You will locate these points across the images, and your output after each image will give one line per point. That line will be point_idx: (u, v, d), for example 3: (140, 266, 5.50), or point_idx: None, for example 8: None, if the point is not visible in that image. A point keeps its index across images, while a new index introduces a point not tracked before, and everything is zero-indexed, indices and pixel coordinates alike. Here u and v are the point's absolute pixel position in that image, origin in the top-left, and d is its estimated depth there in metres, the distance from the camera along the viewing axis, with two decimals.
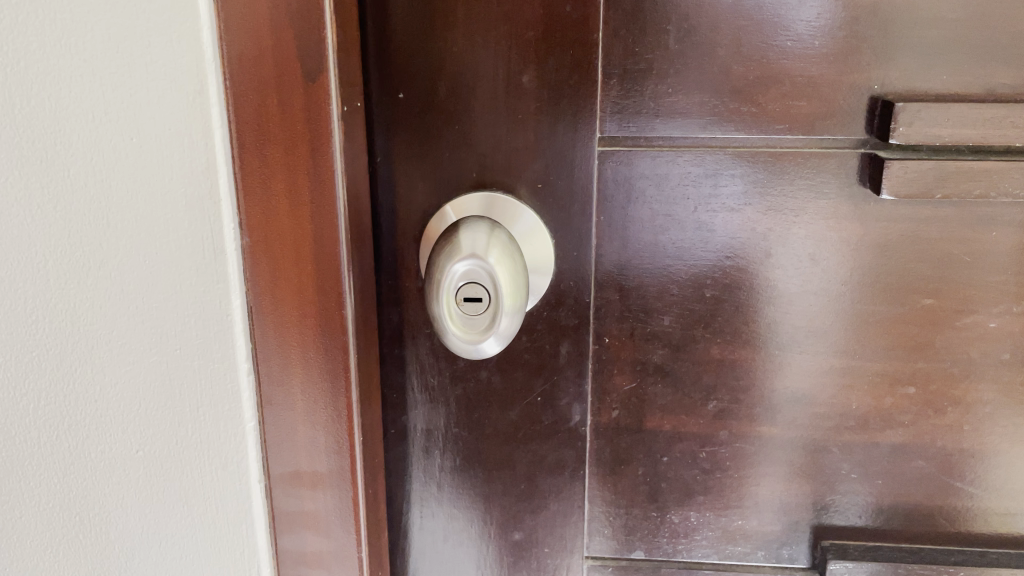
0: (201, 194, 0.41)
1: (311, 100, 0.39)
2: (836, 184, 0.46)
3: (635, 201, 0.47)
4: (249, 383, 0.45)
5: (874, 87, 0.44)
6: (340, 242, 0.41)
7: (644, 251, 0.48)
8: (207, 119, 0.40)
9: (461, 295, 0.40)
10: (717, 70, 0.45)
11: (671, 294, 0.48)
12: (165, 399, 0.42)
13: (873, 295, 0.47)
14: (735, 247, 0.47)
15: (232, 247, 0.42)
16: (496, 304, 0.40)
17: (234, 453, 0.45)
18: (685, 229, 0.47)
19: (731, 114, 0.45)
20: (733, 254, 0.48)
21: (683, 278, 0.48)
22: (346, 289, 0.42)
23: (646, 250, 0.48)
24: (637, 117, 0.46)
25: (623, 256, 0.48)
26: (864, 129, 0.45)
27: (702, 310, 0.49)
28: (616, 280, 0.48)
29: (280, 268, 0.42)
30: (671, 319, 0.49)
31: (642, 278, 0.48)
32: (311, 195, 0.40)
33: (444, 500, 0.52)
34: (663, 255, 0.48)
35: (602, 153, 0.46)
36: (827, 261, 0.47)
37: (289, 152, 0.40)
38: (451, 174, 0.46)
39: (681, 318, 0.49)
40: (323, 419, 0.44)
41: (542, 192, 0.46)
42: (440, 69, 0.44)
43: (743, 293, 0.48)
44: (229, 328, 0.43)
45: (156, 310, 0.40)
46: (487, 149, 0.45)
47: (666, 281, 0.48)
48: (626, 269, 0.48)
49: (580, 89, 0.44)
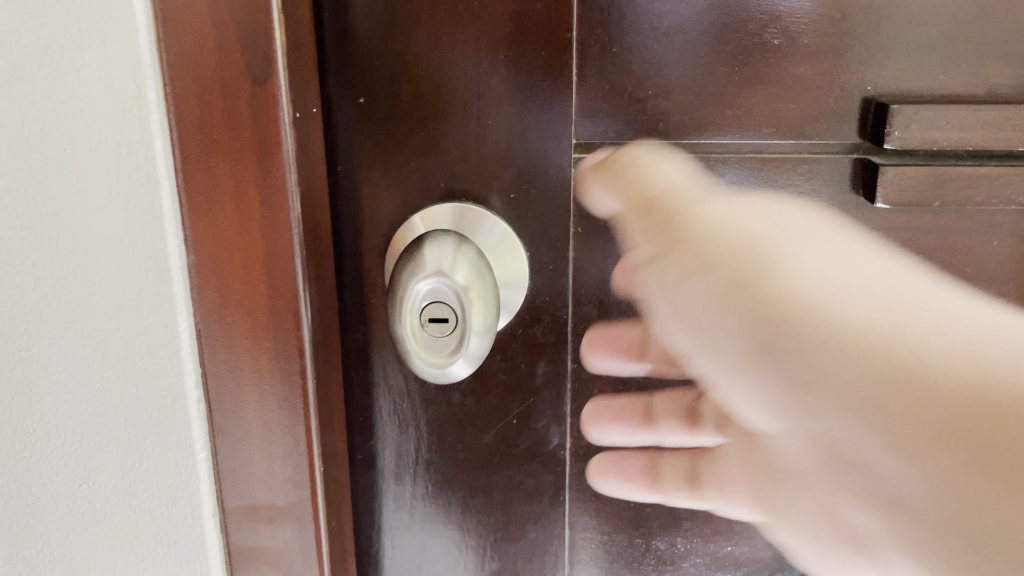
0: (142, 208, 0.36)
1: (259, 108, 0.36)
2: (829, 191, 0.43)
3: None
4: (200, 414, 0.40)
5: (868, 88, 0.42)
6: (295, 260, 0.38)
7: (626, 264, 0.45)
8: (146, 125, 0.35)
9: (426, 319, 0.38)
10: (700, 71, 0.42)
11: None
12: (108, 431, 0.39)
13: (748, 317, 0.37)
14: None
15: (178, 266, 0.37)
16: (467, 328, 0.38)
17: (184, 487, 0.40)
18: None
19: (715, 118, 0.43)
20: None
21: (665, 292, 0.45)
22: (302, 310, 0.39)
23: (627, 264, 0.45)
24: (615, 122, 0.43)
25: (603, 270, 0.45)
26: (856, 133, 0.43)
27: None
28: (596, 295, 0.46)
29: (230, 290, 0.38)
30: None
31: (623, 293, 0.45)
32: (260, 209, 0.37)
33: (416, 529, 0.49)
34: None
35: (579, 160, 0.43)
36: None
37: (236, 164, 0.37)
38: (417, 184, 0.43)
39: None
40: (281, 448, 0.41)
41: (514, 203, 0.43)
42: (403, 72, 0.41)
43: None
44: (176, 354, 0.38)
45: (96, 335, 0.38)
46: (456, 158, 0.43)
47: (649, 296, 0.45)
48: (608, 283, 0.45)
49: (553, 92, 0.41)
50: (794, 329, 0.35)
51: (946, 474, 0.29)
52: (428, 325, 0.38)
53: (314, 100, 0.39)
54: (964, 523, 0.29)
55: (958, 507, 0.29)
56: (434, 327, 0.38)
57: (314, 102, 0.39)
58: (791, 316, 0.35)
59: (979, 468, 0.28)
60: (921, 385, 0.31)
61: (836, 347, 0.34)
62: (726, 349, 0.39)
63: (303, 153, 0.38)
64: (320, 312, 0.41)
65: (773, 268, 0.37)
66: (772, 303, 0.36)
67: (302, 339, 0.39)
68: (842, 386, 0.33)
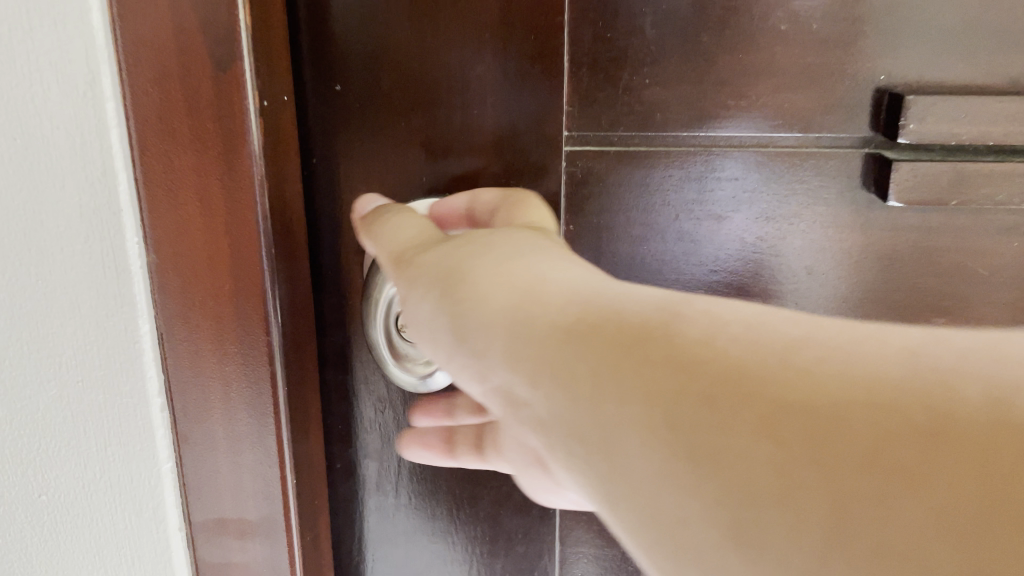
0: (98, 204, 0.33)
1: (222, 96, 0.33)
2: (838, 188, 0.41)
3: (610, 209, 0.41)
4: (164, 421, 0.38)
5: (880, 77, 0.39)
6: (263, 260, 0.35)
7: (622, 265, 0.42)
8: (101, 115, 0.33)
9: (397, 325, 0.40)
10: (699, 59, 0.39)
11: None
12: (66, 444, 0.36)
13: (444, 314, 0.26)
14: (723, 260, 0.42)
15: (138, 265, 0.35)
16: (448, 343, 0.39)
17: (149, 499, 0.38)
18: (666, 241, 0.42)
19: (717, 109, 0.40)
20: (719, 271, 0.42)
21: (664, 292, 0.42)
22: (270, 313, 0.36)
23: (623, 265, 0.42)
24: (610, 113, 0.40)
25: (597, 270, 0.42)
26: (869, 126, 0.40)
27: None
28: None
29: (194, 291, 0.36)
30: None
31: None
32: (225, 205, 0.35)
33: (399, 541, 0.46)
34: (642, 269, 0.42)
35: (571, 153, 0.41)
36: (827, 276, 0.42)
37: (199, 156, 0.34)
38: (398, 178, 0.40)
39: None
40: (249, 460, 0.38)
41: None
42: (382, 58, 0.38)
43: None
44: (138, 359, 0.36)
45: (52, 340, 0.34)
46: (439, 150, 0.40)
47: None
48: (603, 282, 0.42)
49: (542, 80, 0.39)
50: (454, 305, 0.24)
51: (597, 416, 0.19)
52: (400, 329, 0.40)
53: (285, 89, 0.37)
54: (618, 480, 0.18)
55: (612, 443, 0.19)
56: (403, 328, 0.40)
57: (286, 91, 0.37)
58: (458, 295, 0.24)
59: (649, 417, 0.18)
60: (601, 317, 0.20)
61: (499, 300, 0.23)
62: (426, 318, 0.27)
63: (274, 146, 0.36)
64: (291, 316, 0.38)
65: (461, 265, 0.25)
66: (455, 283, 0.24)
67: (270, 344, 0.37)
68: (509, 346, 0.22)
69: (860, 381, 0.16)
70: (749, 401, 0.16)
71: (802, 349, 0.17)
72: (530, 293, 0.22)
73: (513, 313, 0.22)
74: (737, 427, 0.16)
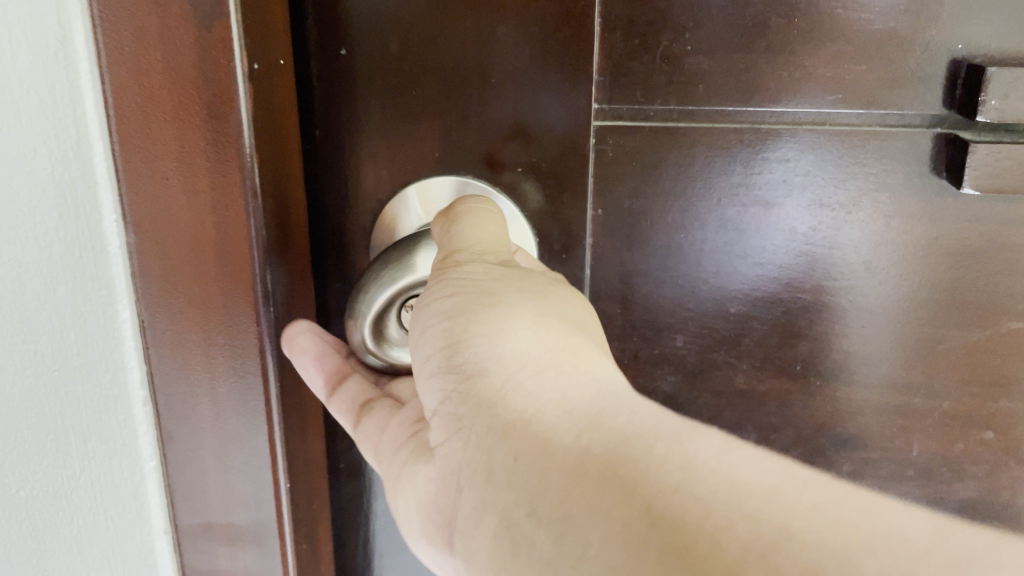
0: (73, 176, 0.30)
1: (207, 57, 0.29)
2: (903, 173, 0.36)
3: (642, 193, 0.37)
4: (146, 415, 0.35)
5: (958, 47, 0.34)
6: (251, 244, 0.32)
7: (654, 255, 0.38)
8: (75, 78, 0.29)
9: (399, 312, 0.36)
10: (749, 23, 0.35)
11: (686, 307, 0.39)
12: (49, 445, 0.32)
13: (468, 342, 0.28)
14: (766, 252, 0.38)
15: (116, 246, 0.32)
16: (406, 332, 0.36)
17: (133, 499, 0.35)
18: (705, 231, 0.38)
19: (766, 83, 0.35)
20: (762, 266, 0.38)
21: (700, 287, 0.39)
22: (260, 300, 0.33)
23: (653, 256, 0.38)
24: (645, 85, 0.36)
25: (627, 260, 0.38)
26: (942, 104, 0.35)
27: (724, 330, 0.39)
28: (619, 291, 0.39)
29: (178, 274, 0.32)
30: (685, 339, 0.39)
31: (651, 288, 0.39)
32: (209, 181, 0.31)
33: (406, 549, 0.43)
34: (676, 261, 0.38)
35: (601, 129, 0.36)
36: (885, 274, 0.37)
37: (180, 124, 0.30)
38: (408, 155, 0.37)
39: (698, 337, 0.39)
40: (239, 461, 0.35)
41: (522, 178, 0.37)
42: (389, 20, 0.34)
43: (776, 309, 0.39)
44: (117, 348, 0.33)
45: (30, 328, 0.30)
46: (453, 123, 0.36)
47: (680, 291, 0.39)
48: (631, 275, 0.39)
49: (569, 46, 0.35)
50: (473, 328, 0.28)
51: (565, 498, 0.22)
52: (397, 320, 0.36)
53: (280, 52, 0.33)
54: (565, 559, 0.21)
55: (571, 524, 0.21)
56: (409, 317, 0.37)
57: (282, 54, 0.33)
58: (482, 310, 0.29)
59: (623, 522, 0.20)
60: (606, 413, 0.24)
61: (517, 330, 0.28)
62: (429, 336, 0.30)
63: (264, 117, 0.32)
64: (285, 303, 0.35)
65: (491, 291, 0.30)
66: (482, 307, 0.29)
67: (259, 335, 0.33)
68: (505, 378, 0.27)
69: (805, 535, 0.18)
70: (714, 535, 0.18)
71: (782, 498, 0.19)
72: (546, 337, 0.28)
73: (527, 346, 0.27)
74: (696, 556, 0.18)
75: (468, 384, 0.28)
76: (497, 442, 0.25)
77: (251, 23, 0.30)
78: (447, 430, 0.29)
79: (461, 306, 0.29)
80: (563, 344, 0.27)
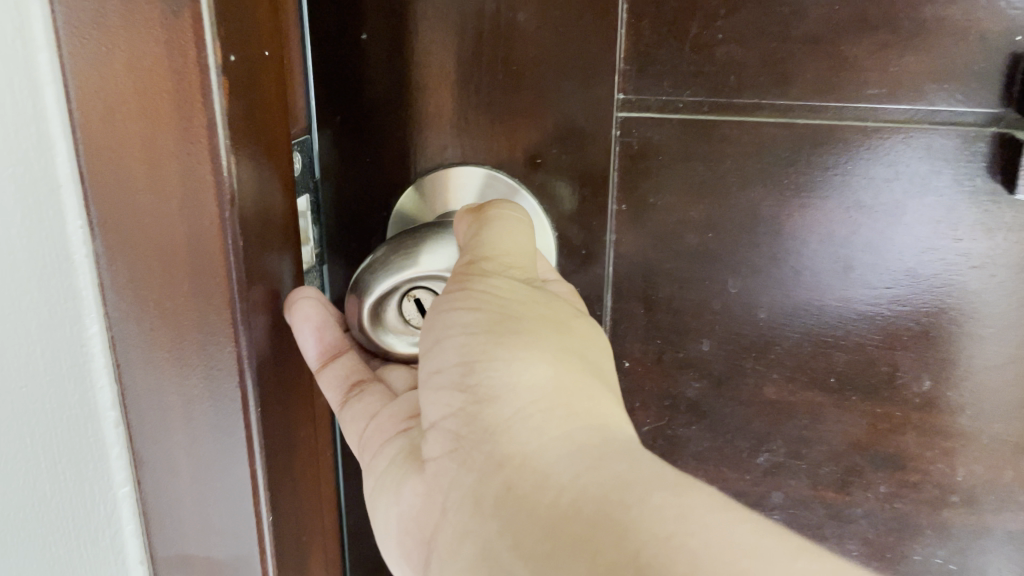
0: (35, 180, 0.27)
1: (173, 43, 0.26)
2: (951, 174, 0.33)
3: (667, 189, 0.35)
4: (118, 437, 0.32)
5: (1018, 38, 0.30)
6: (229, 259, 0.28)
7: (679, 255, 0.36)
8: (32, 69, 0.26)
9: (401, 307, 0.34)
10: (785, 11, 0.32)
11: (713, 311, 0.37)
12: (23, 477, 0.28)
13: (485, 366, 0.27)
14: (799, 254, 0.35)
15: (82, 256, 0.29)
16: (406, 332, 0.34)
17: (106, 527, 0.33)
18: (732, 230, 0.35)
19: (803, 76, 0.33)
20: (796, 270, 0.35)
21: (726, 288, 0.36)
22: (237, 321, 0.29)
23: (678, 255, 0.36)
24: (675, 72, 0.33)
25: (652, 259, 0.37)
26: (998, 101, 0.31)
27: (752, 336, 0.37)
28: (642, 290, 0.37)
29: (150, 288, 0.29)
30: (712, 344, 0.37)
31: (677, 289, 0.37)
32: (184, 189, 0.27)
33: None
34: (700, 260, 0.36)
35: (626, 122, 0.34)
36: (929, 285, 0.34)
37: (149, 122, 0.27)
38: (425, 143, 0.35)
39: (724, 342, 0.37)
40: (216, 493, 0.32)
41: (544, 170, 0.35)
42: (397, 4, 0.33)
43: (809, 317, 0.36)
44: (87, 367, 0.30)
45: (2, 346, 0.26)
46: (472, 111, 0.35)
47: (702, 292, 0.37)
48: (655, 272, 0.37)
49: (592, 34, 0.33)
50: (497, 352, 0.27)
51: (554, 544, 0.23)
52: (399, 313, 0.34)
53: (265, 44, 0.29)
54: None
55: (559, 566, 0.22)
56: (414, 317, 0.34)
57: (269, 47, 0.29)
58: (503, 335, 0.28)
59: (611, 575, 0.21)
60: (604, 453, 0.25)
61: (540, 368, 0.27)
62: (446, 349, 0.28)
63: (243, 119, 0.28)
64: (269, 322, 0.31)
65: (518, 316, 0.28)
66: (508, 331, 0.28)
67: (239, 357, 0.30)
68: (518, 413, 0.26)
69: None
70: None
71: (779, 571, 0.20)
72: (566, 378, 0.27)
73: (546, 385, 0.27)
74: None
75: (476, 406, 0.27)
76: (492, 473, 0.26)
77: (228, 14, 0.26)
78: (445, 445, 0.28)
79: (484, 324, 0.28)
80: (578, 381, 0.27)
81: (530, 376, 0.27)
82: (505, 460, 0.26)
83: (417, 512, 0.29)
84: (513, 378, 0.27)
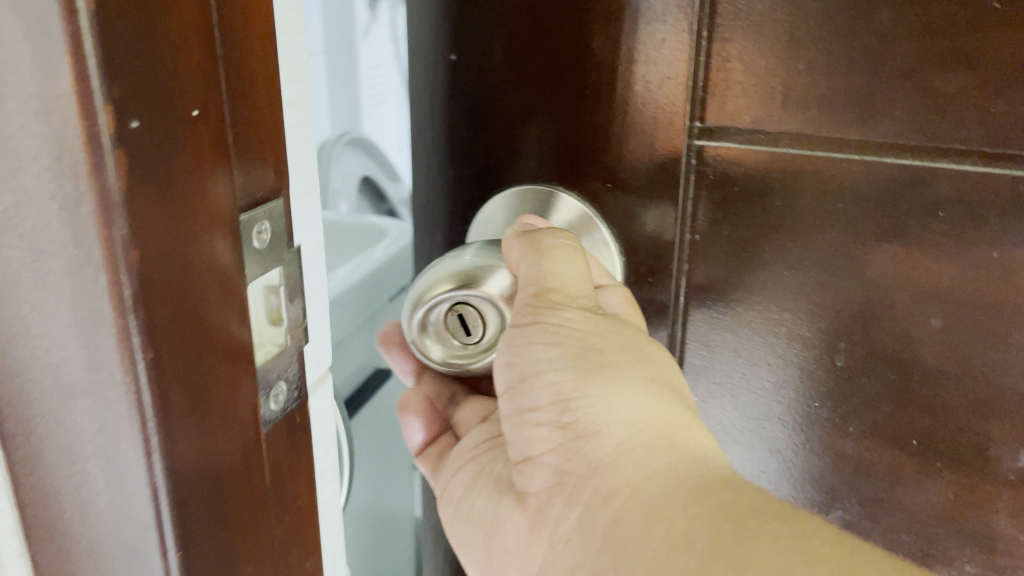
0: None
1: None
2: None
3: (744, 223, 0.34)
4: None
5: None
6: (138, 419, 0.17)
7: (752, 293, 0.35)
8: None
9: (453, 319, 0.32)
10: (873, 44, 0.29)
11: (786, 353, 0.35)
12: None
13: (578, 408, 0.26)
14: (883, 299, 0.33)
15: None
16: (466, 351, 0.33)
17: None
18: (808, 269, 0.34)
19: (891, 112, 0.30)
20: (883, 317, 0.33)
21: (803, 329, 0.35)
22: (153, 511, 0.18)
23: (753, 292, 0.35)
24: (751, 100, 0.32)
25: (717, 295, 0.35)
26: None
27: (831, 385, 0.35)
28: (709, 324, 0.36)
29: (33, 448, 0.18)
30: (782, 387, 0.36)
31: (744, 329, 0.36)
32: (74, 326, 0.17)
33: None
34: (776, 299, 0.35)
35: (697, 149, 0.34)
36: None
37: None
38: (494, 164, 0.36)
39: (798, 388, 0.36)
40: None
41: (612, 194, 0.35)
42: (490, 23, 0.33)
43: (894, 372, 0.34)
44: None
45: None
46: (541, 132, 0.35)
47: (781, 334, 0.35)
48: (727, 304, 0.36)
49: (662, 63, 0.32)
50: (583, 388, 0.26)
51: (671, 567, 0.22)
52: (444, 326, 0.32)
53: (197, 95, 0.17)
54: None
55: None
56: (453, 338, 0.33)
57: (201, 96, 0.17)
58: (593, 371, 0.27)
59: None
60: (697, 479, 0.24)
61: (635, 403, 0.26)
62: (534, 388, 0.27)
63: (156, 199, 0.16)
64: (218, 509, 0.19)
65: (599, 348, 0.27)
66: (592, 366, 0.27)
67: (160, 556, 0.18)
68: (620, 447, 0.25)
69: None
70: None
71: None
72: (658, 407, 0.26)
73: (643, 417, 0.26)
74: None
75: (576, 442, 0.26)
76: (600, 506, 0.25)
77: (113, 30, 0.15)
78: (548, 481, 0.27)
79: (569, 359, 0.27)
80: (670, 410, 0.27)
81: (628, 410, 0.26)
82: (610, 493, 0.25)
83: (520, 543, 0.29)
84: (610, 414, 0.26)
